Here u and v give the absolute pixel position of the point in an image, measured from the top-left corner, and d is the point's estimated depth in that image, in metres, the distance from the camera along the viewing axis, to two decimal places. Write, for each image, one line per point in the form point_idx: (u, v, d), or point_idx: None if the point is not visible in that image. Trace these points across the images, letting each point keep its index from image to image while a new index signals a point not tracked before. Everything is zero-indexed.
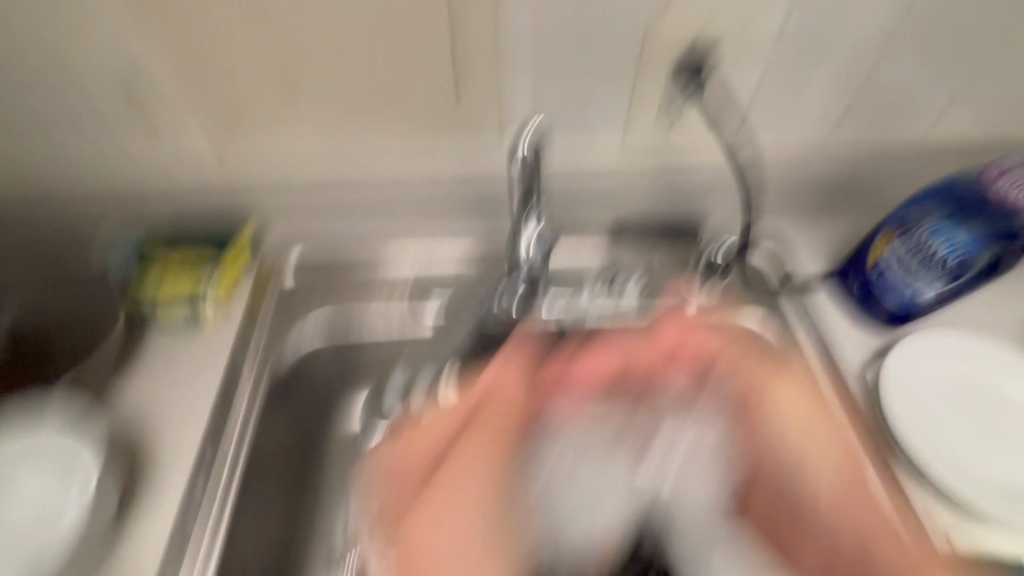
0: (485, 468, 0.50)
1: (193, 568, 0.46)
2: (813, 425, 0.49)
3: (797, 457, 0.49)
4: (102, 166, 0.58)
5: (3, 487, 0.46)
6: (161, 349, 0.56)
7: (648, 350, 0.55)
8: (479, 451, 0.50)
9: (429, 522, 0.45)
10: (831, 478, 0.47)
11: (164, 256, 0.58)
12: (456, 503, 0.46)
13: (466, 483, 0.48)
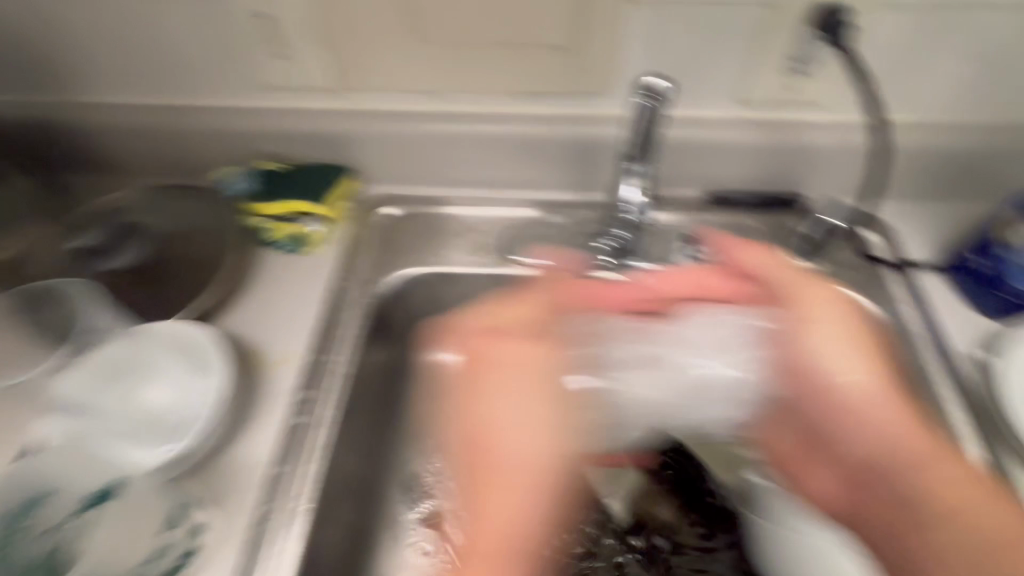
0: (542, 399, 0.43)
1: (294, 478, 0.48)
2: (845, 341, 0.47)
3: (841, 386, 0.47)
4: (220, 100, 0.62)
5: (144, 379, 0.49)
6: (269, 274, 0.59)
7: (764, 283, 0.50)
8: (520, 347, 0.45)
9: (491, 399, 0.42)
10: (856, 385, 0.46)
11: (273, 186, 0.60)
12: (520, 403, 0.42)
13: (472, 434, 0.42)
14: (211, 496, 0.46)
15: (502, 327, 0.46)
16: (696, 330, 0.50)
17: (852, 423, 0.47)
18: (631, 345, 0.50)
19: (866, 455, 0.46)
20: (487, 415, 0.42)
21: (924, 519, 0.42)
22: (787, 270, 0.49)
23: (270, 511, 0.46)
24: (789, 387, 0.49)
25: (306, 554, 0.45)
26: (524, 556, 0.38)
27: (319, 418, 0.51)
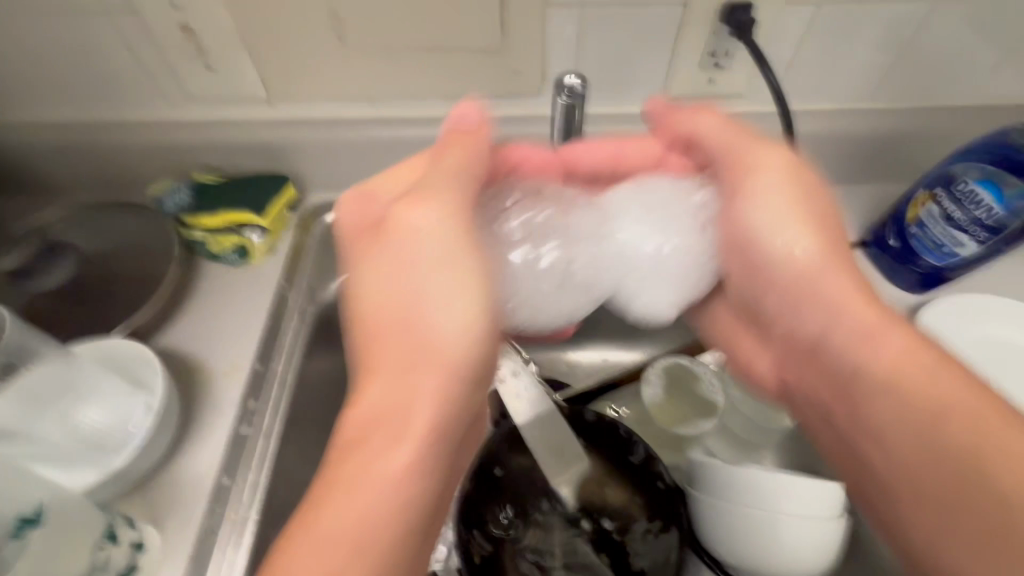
0: (435, 239, 0.38)
1: (237, 493, 0.48)
2: (789, 207, 0.42)
3: (774, 256, 0.43)
4: (135, 106, 0.60)
5: (76, 401, 0.47)
6: (211, 287, 0.59)
7: (707, 137, 0.46)
8: (420, 204, 0.39)
9: (363, 274, 0.41)
10: (818, 263, 0.42)
11: (213, 198, 0.59)
12: (434, 234, 0.38)
13: (383, 315, 0.39)
14: (150, 517, 0.46)
15: (434, 180, 0.40)
16: (618, 196, 0.45)
17: (805, 299, 0.43)
18: (572, 209, 0.44)
19: (847, 327, 0.40)
20: (365, 305, 0.40)
21: (876, 395, 0.39)
22: (743, 135, 0.44)
23: (212, 529, 0.46)
24: (739, 265, 0.45)
25: (252, 570, 0.46)
26: (411, 483, 0.36)
27: (265, 428, 0.51)
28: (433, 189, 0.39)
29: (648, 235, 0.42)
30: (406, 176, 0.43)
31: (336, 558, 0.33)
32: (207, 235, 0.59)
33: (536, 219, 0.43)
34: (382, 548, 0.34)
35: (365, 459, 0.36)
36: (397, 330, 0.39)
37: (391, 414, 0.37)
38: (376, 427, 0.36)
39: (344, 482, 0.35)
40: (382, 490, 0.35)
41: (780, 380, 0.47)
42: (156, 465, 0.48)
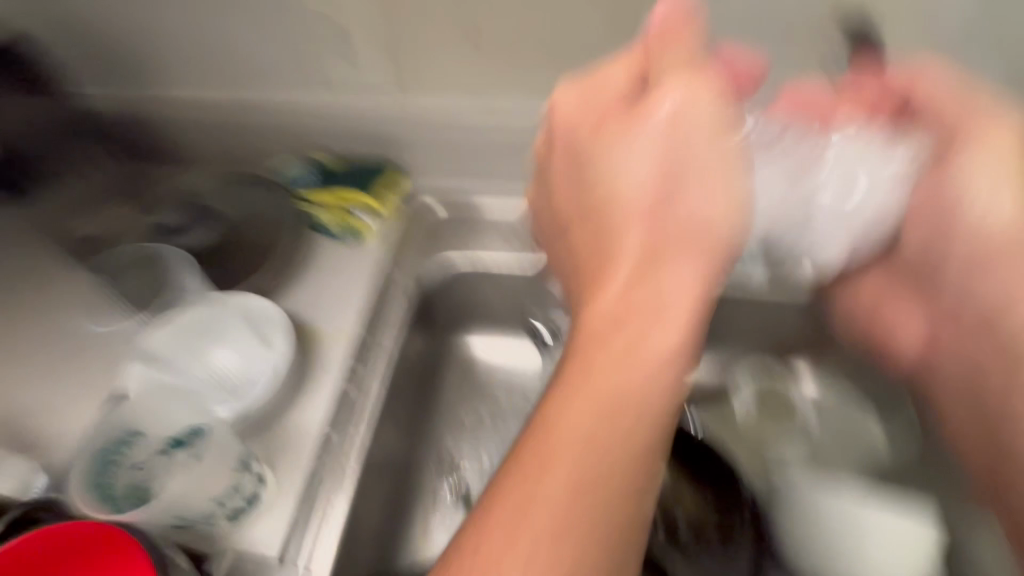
0: (665, 177, 0.38)
1: (340, 448, 0.52)
2: (1002, 168, 0.42)
3: (973, 216, 0.43)
4: (277, 93, 0.67)
5: (212, 343, 0.54)
6: (325, 258, 0.65)
7: (865, 106, 0.45)
8: (640, 147, 0.38)
9: (599, 157, 0.40)
10: (1004, 223, 0.42)
11: (331, 182, 0.66)
12: (657, 154, 0.38)
13: (614, 211, 0.39)
14: (266, 457, 0.51)
15: (616, 125, 0.39)
16: (840, 136, 0.45)
17: (986, 263, 0.43)
18: (786, 151, 0.45)
19: (998, 302, 0.43)
20: (583, 198, 0.41)
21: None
22: (967, 98, 0.43)
23: (318, 479, 0.50)
24: (923, 231, 0.47)
25: (348, 520, 0.49)
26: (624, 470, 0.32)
27: (368, 392, 0.56)
28: (626, 148, 0.38)
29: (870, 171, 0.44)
30: (665, 95, 0.37)
31: (579, 464, 0.32)
32: (324, 211, 0.66)
33: (753, 126, 0.46)
34: (627, 476, 0.32)
35: (608, 368, 0.34)
36: (609, 209, 0.39)
37: (635, 348, 0.34)
38: (591, 444, 0.32)
39: (605, 381, 0.34)
40: (635, 378, 0.34)
41: (931, 337, 0.50)
42: (274, 413, 0.53)
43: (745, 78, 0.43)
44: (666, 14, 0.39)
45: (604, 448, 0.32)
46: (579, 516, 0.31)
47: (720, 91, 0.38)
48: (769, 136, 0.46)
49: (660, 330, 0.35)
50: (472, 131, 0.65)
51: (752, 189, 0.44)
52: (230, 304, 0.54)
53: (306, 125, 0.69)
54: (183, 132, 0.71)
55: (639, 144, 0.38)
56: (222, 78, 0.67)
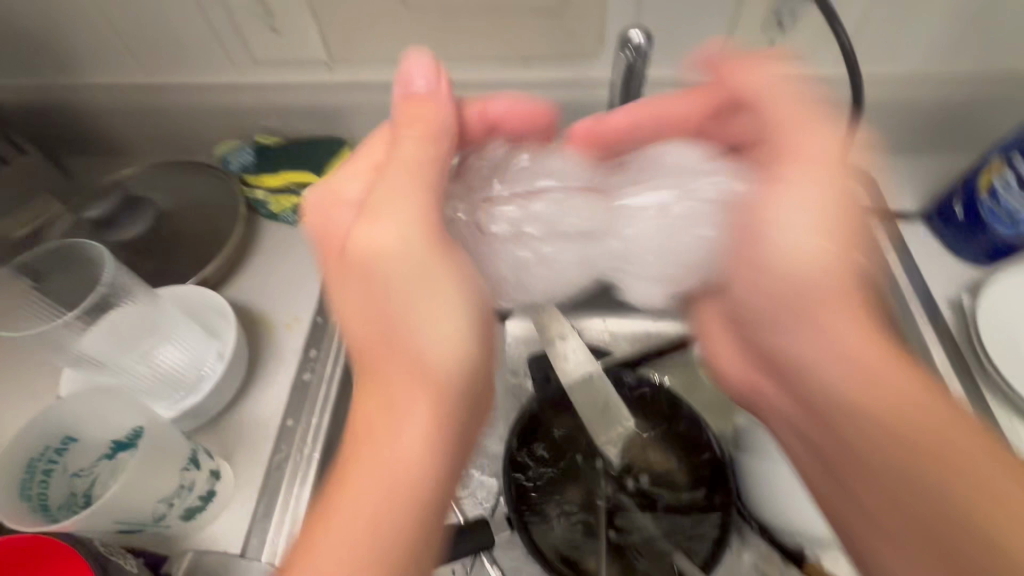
0: (405, 255, 0.35)
1: (300, 432, 0.50)
2: (808, 203, 0.38)
3: (779, 255, 0.39)
4: (205, 73, 0.63)
5: (152, 342, 0.49)
6: (272, 243, 0.62)
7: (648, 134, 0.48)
8: (399, 176, 0.36)
9: (339, 294, 0.38)
10: (807, 261, 0.38)
11: (275, 161, 0.62)
12: (407, 221, 0.35)
13: (373, 291, 0.35)
14: (222, 451, 0.49)
15: (396, 178, 0.36)
16: (621, 182, 0.44)
17: (789, 304, 0.39)
18: (585, 207, 0.43)
19: (845, 347, 0.37)
20: (355, 332, 0.36)
21: (840, 409, 0.36)
22: (785, 112, 0.40)
23: (278, 467, 0.48)
24: (732, 261, 0.42)
25: (313, 505, 0.48)
26: (421, 479, 0.31)
27: (323, 374, 0.53)
28: (381, 204, 0.36)
29: (655, 211, 0.42)
30: (407, 142, 0.38)
31: (353, 543, 0.28)
32: (268, 195, 0.62)
33: (539, 205, 0.43)
34: (408, 550, 0.29)
35: (384, 447, 0.31)
36: (369, 304, 0.35)
37: (374, 425, 0.32)
38: (384, 431, 0.31)
39: (367, 470, 0.30)
40: (444, 385, 0.33)
41: (752, 387, 0.46)
42: (228, 406, 0.51)
43: (529, 137, 0.47)
44: (421, 82, 0.40)
45: (387, 428, 0.31)
46: (366, 564, 0.28)
47: (428, 138, 0.38)
48: (540, 174, 0.44)
49: (411, 373, 0.33)
50: None
51: (531, 248, 0.43)
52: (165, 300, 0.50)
53: (239, 107, 0.64)
54: (111, 124, 0.67)
55: (383, 218, 0.35)
56: (141, 61, 0.62)
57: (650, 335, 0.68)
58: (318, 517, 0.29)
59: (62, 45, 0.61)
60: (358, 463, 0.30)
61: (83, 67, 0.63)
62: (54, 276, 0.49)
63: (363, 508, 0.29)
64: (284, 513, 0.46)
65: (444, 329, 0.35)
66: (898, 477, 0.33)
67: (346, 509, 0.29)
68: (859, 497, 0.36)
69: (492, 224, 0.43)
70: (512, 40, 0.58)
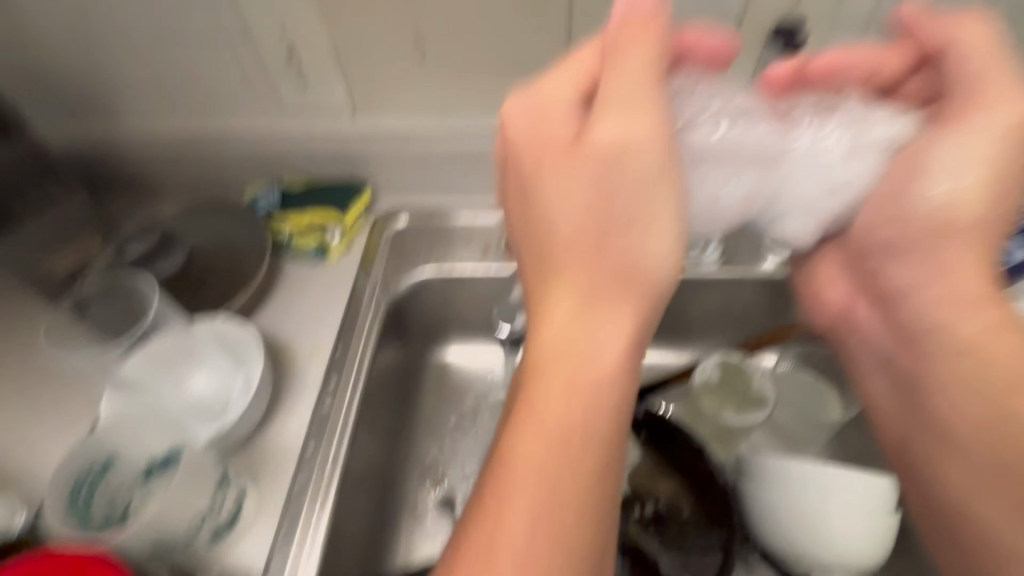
0: (636, 149, 0.33)
1: (318, 458, 0.52)
2: (979, 156, 0.38)
3: (927, 204, 0.40)
4: (242, 122, 0.69)
5: (187, 366, 0.53)
6: (293, 279, 0.66)
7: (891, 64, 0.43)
8: (620, 119, 0.34)
9: (550, 189, 0.35)
10: (958, 213, 0.40)
11: (300, 202, 0.68)
12: (593, 179, 0.34)
13: (603, 178, 0.34)
14: (246, 476, 0.51)
15: (627, 87, 0.34)
16: (859, 109, 0.41)
17: (926, 252, 0.41)
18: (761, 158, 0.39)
19: (965, 296, 0.40)
20: (564, 228, 0.35)
21: (951, 353, 0.41)
22: (990, 67, 0.38)
23: (299, 490, 0.50)
24: (884, 195, 0.42)
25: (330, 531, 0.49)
26: (614, 392, 0.34)
27: (342, 402, 0.56)
28: (606, 130, 0.34)
29: (834, 163, 0.40)
30: (634, 57, 0.34)
31: (531, 458, 0.32)
32: (294, 233, 0.67)
33: (722, 120, 0.38)
34: (606, 462, 0.33)
35: (590, 357, 0.34)
36: (609, 173, 0.34)
37: (614, 260, 0.34)
38: (593, 382, 0.33)
39: (585, 372, 0.34)
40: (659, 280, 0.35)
41: (845, 309, 0.50)
42: (252, 433, 0.53)
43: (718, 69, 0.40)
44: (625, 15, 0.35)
45: (592, 379, 0.33)
46: (564, 502, 0.32)
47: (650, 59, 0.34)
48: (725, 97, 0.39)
49: (602, 346, 0.34)
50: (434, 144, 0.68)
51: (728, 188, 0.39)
52: (200, 331, 0.53)
53: (269, 152, 0.70)
54: (148, 169, 0.73)
55: (626, 113, 0.33)
56: (185, 113, 0.68)
57: (652, 365, 0.71)
58: (568, 385, 0.33)
59: (113, 97, 0.67)
60: (596, 339, 0.34)
61: (129, 117, 0.69)
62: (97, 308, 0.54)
63: (605, 349, 0.34)
64: (306, 536, 0.48)
65: (650, 249, 0.34)
66: (988, 392, 0.39)
67: (585, 377, 0.33)
68: (942, 421, 0.41)
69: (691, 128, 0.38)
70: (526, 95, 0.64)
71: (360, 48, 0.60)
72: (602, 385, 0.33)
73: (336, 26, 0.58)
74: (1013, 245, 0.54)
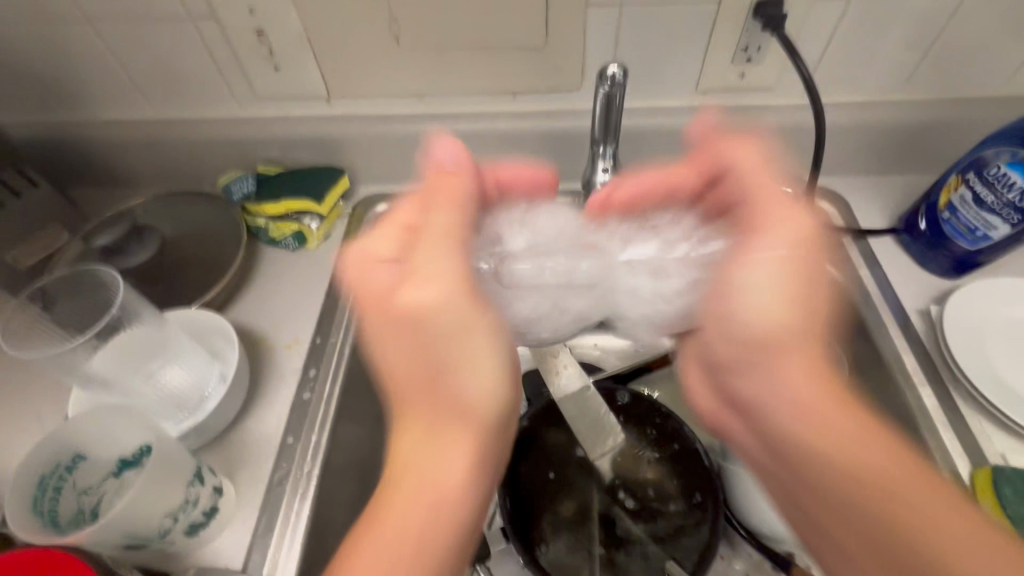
0: (445, 307, 0.35)
1: (298, 450, 0.52)
2: (785, 276, 0.37)
3: (748, 317, 0.37)
4: (214, 109, 0.67)
5: (160, 361, 0.51)
6: (271, 268, 0.65)
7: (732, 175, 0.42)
8: (421, 273, 0.36)
9: (379, 348, 0.39)
10: (767, 326, 0.37)
11: (274, 189, 0.65)
12: (438, 298, 0.35)
13: (416, 339, 0.37)
14: (224, 469, 0.50)
15: (435, 243, 0.37)
16: (677, 237, 0.43)
17: (772, 360, 0.37)
18: (573, 256, 0.41)
19: (804, 411, 0.35)
20: (402, 386, 0.38)
21: (812, 474, 0.35)
22: (767, 188, 0.40)
23: (279, 482, 0.50)
24: (705, 312, 0.40)
25: (312, 523, 0.49)
26: (461, 492, 0.35)
27: (321, 394, 0.55)
28: (424, 265, 0.36)
29: (655, 271, 0.41)
30: (425, 258, 0.36)
31: (403, 546, 0.34)
32: (269, 222, 0.65)
33: (530, 242, 0.42)
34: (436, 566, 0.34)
35: (424, 472, 0.35)
36: (417, 332, 0.36)
37: (442, 396, 0.36)
38: (432, 495, 0.35)
39: (414, 483, 0.35)
40: (478, 398, 0.36)
41: (718, 420, 0.43)
42: (230, 427, 0.52)
43: (542, 195, 0.46)
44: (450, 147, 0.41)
45: (428, 499, 0.35)
46: None
47: (459, 198, 0.39)
48: (529, 228, 0.43)
49: (448, 460, 0.35)
50: (412, 129, 0.66)
51: (524, 267, 0.40)
52: (173, 325, 0.52)
53: (243, 140, 0.68)
54: (119, 159, 0.70)
55: (427, 275, 0.36)
56: (153, 99, 0.66)
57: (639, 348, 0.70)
58: (404, 505, 0.34)
59: (74, 82, 0.64)
60: (440, 451, 0.35)
61: (94, 104, 0.67)
62: (64, 300, 0.51)
63: (453, 469, 0.35)
64: (285, 529, 0.48)
65: (473, 392, 0.36)
66: (859, 507, 0.33)
67: (409, 485, 0.35)
68: (825, 521, 0.35)
69: (501, 274, 0.40)
70: (506, 76, 0.63)
71: (333, 30, 0.58)
72: (404, 512, 0.34)
73: (307, 7, 0.56)
74: (995, 222, 0.54)
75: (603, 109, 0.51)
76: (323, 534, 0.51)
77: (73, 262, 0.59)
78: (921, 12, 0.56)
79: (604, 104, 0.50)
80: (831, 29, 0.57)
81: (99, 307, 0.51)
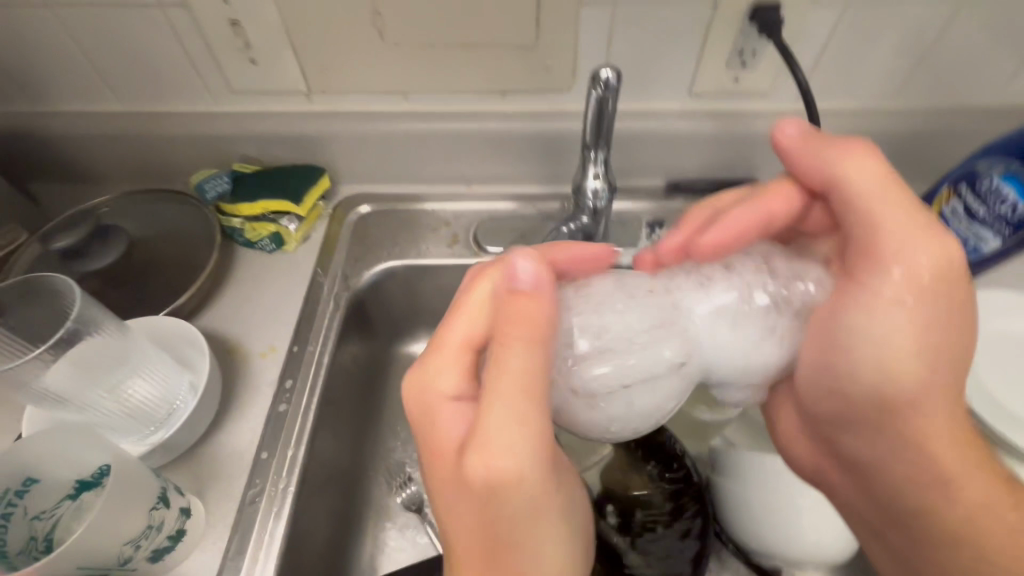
0: (528, 483, 0.31)
1: (273, 465, 0.49)
2: (917, 332, 0.37)
3: (869, 362, 0.38)
4: (186, 103, 0.63)
5: (122, 374, 0.47)
6: (247, 271, 0.62)
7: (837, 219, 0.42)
8: (497, 478, 0.31)
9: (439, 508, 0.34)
10: (912, 377, 0.37)
11: (248, 188, 0.62)
12: (514, 461, 0.31)
13: (492, 510, 0.32)
14: (193, 487, 0.47)
15: (508, 396, 0.31)
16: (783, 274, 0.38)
17: (896, 412, 0.39)
18: (658, 332, 0.35)
19: (909, 470, 0.40)
20: (459, 531, 0.34)
21: (923, 520, 0.40)
22: (918, 215, 0.36)
23: (253, 500, 0.47)
24: (814, 361, 0.41)
25: (287, 543, 0.46)
26: None
27: (299, 406, 0.53)
28: (496, 442, 0.31)
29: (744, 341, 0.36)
30: (514, 360, 0.32)
31: None
32: (244, 223, 0.62)
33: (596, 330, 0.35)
34: None
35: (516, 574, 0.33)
36: (492, 507, 0.32)
37: (513, 517, 0.32)
38: None
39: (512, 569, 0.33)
40: (543, 500, 0.33)
41: (817, 466, 0.46)
42: (200, 441, 0.50)
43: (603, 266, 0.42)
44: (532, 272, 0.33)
45: None
46: None
47: (536, 336, 0.32)
48: (610, 296, 0.36)
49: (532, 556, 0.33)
50: (396, 127, 0.64)
51: (600, 359, 0.35)
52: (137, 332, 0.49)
53: (218, 136, 0.65)
54: (85, 155, 0.67)
55: (501, 445, 0.31)
56: (120, 92, 0.62)
57: None
58: None
59: (35, 74, 0.60)
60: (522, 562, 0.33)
61: (57, 95, 0.63)
62: (19, 307, 0.48)
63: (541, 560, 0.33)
64: (259, 551, 0.45)
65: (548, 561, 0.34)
66: (958, 542, 0.39)
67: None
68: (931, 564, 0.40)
69: (578, 364, 0.35)
70: (494, 75, 0.60)
71: (312, 23, 0.55)
72: None
73: None
74: (986, 235, 0.53)
75: (594, 112, 0.49)
76: (300, 554, 0.48)
77: (32, 264, 0.56)
78: (917, 21, 0.55)
79: (597, 108, 0.48)
80: (827, 34, 0.56)
81: (56, 316, 0.48)
